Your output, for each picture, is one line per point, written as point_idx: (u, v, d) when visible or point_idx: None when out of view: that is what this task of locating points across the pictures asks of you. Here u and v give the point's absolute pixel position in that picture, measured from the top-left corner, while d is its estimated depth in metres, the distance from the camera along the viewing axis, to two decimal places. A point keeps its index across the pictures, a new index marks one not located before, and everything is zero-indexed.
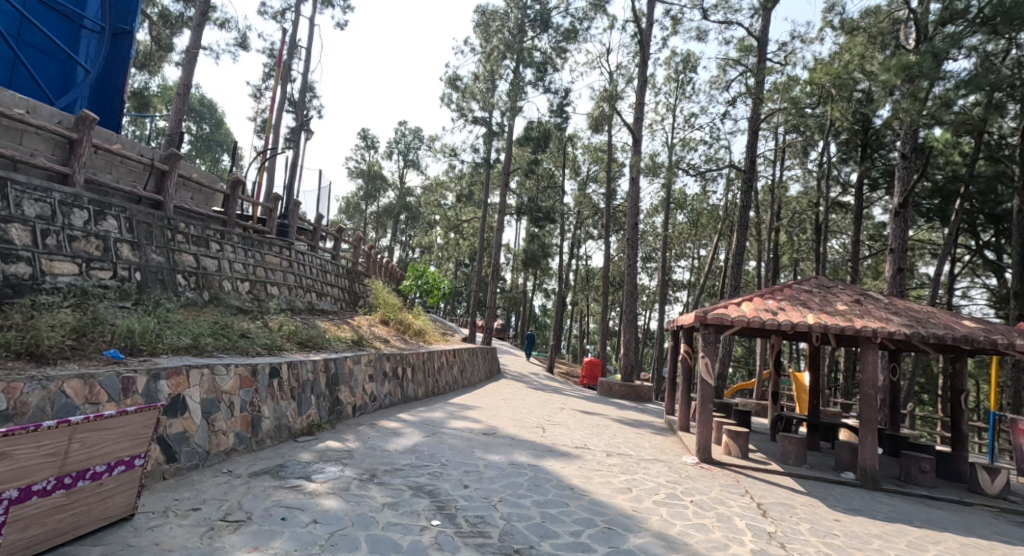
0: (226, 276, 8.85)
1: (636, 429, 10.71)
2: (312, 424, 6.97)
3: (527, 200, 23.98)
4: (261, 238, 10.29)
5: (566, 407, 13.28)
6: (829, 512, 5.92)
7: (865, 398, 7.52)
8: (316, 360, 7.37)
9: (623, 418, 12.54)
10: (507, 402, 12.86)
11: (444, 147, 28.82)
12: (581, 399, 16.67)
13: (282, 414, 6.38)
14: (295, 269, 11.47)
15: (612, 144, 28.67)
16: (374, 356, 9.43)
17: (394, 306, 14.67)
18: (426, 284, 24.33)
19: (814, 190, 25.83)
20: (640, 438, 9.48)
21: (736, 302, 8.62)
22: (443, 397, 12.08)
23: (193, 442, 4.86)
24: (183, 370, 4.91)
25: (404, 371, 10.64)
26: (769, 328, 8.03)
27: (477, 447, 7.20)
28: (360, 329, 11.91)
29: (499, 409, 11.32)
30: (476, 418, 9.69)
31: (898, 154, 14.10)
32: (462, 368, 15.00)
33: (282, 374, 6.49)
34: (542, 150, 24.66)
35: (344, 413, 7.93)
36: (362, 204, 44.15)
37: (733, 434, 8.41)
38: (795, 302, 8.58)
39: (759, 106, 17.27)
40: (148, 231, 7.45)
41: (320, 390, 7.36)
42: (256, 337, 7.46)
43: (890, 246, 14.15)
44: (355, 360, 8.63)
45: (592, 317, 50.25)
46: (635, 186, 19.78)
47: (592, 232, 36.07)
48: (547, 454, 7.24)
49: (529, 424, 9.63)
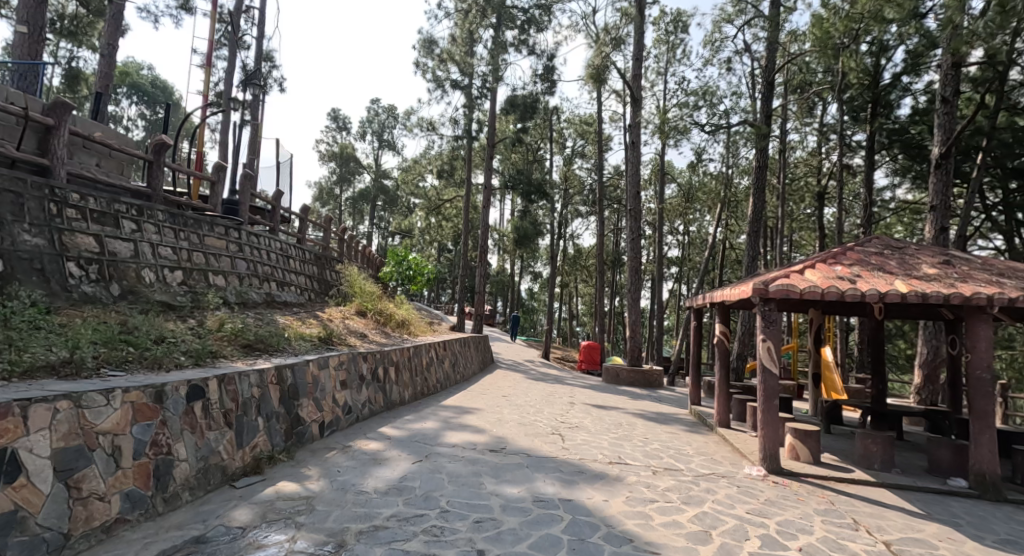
0: (146, 264, 6.85)
1: (666, 428, 9.01)
2: (260, 457, 5.12)
3: (514, 172, 22.09)
4: (198, 217, 8.27)
5: (576, 402, 11.53)
6: (984, 551, 4.28)
7: (980, 384, 5.82)
8: (262, 369, 5.48)
9: (644, 412, 10.85)
10: (510, 399, 11.11)
11: (421, 121, 26.71)
12: (587, 388, 15.00)
13: (210, 451, 4.48)
14: (247, 256, 9.45)
15: (602, 112, 26.75)
16: (347, 357, 7.56)
17: (373, 294, 12.76)
18: (409, 270, 22.45)
19: (818, 152, 24.25)
20: (679, 442, 7.78)
21: (797, 271, 6.87)
22: (434, 398, 10.27)
23: (32, 528, 2.96)
24: (15, 407, 3.00)
25: (385, 372, 8.80)
26: (848, 301, 6.28)
27: (486, 476, 5.39)
28: (331, 324, 9.99)
29: (504, 410, 9.56)
30: (478, 427, 7.90)
31: (936, 99, 12.30)
32: (454, 362, 13.21)
33: (210, 394, 4.61)
34: (528, 119, 22.72)
35: (308, 436, 6.09)
36: (336, 189, 41.82)
37: (801, 435, 6.71)
38: (871, 268, 6.87)
39: (773, 56, 15.53)
40: (17, 203, 5.45)
41: (272, 408, 5.52)
42: (180, 343, 5.55)
43: (929, 204, 12.46)
44: (322, 364, 6.80)
45: (581, 299, 48.74)
46: (634, 152, 17.90)
47: (581, 210, 34.32)
48: (578, 480, 5.47)
49: (542, 431, 7.82)
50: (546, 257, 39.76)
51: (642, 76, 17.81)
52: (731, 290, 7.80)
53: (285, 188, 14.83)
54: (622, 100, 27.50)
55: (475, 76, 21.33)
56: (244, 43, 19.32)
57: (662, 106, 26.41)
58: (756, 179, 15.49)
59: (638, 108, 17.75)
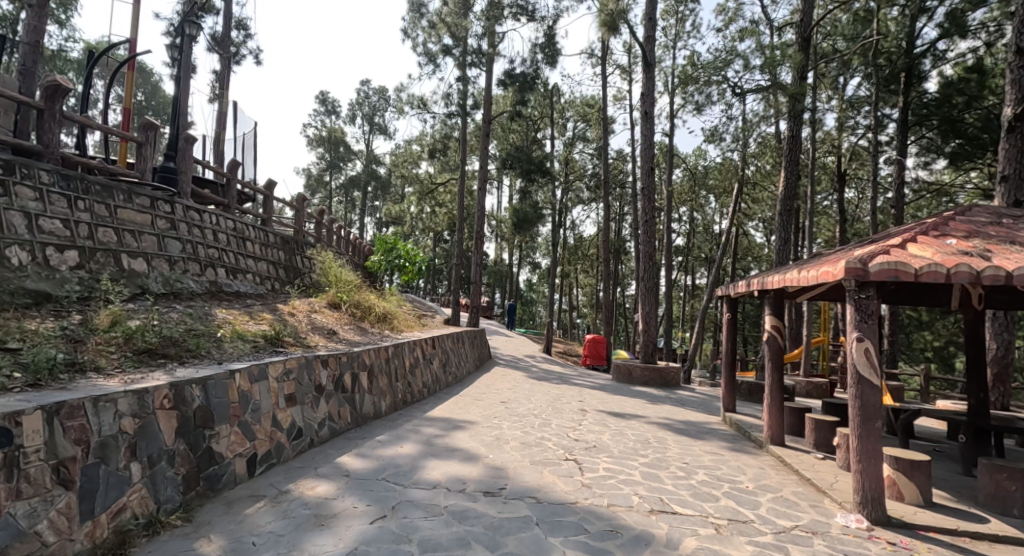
0: (14, 240, 5.07)
1: (704, 447, 7.24)
2: (129, 529, 3.31)
3: (512, 149, 20.31)
4: (109, 184, 6.43)
5: (587, 410, 9.77)
6: None
7: None
8: (144, 389, 3.66)
9: (669, 422, 9.13)
10: (510, 406, 9.36)
11: (412, 98, 24.78)
12: (598, 389, 13.29)
13: (14, 534, 2.71)
14: (184, 235, 7.60)
15: (606, 89, 24.90)
16: (297, 363, 5.77)
17: (350, 284, 11.04)
18: (399, 259, 20.60)
19: (841, 129, 22.40)
20: (730, 471, 6.04)
21: (896, 245, 5.10)
22: (419, 407, 8.59)
23: None
24: None
25: (355, 378, 7.09)
26: (985, 284, 4.50)
27: (476, 549, 3.59)
28: (291, 319, 8.24)
29: (503, 424, 7.79)
30: (470, 451, 6.12)
31: (1011, 50, 10.41)
32: (445, 362, 11.44)
33: (22, 438, 2.82)
34: (527, 94, 20.86)
35: (227, 479, 4.29)
36: (326, 176, 39.84)
37: (906, 468, 4.92)
38: (997, 240, 5.11)
39: (807, 12, 13.69)
40: None
41: (163, 446, 3.71)
42: (26, 348, 3.77)
43: (998, 174, 10.64)
44: (255, 376, 5.00)
45: (582, 289, 46.99)
46: (647, 124, 16.00)
47: (582, 196, 32.48)
48: (613, 550, 3.69)
49: (552, 457, 6.05)
50: (545, 246, 37.96)
51: (655, 37, 15.84)
52: (797, 274, 5.99)
53: (247, 167, 12.99)
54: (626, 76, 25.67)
55: (468, 43, 19.47)
56: (210, 7, 17.36)
57: (672, 82, 24.57)
58: (787, 153, 13.67)
59: (650, 77, 15.82)
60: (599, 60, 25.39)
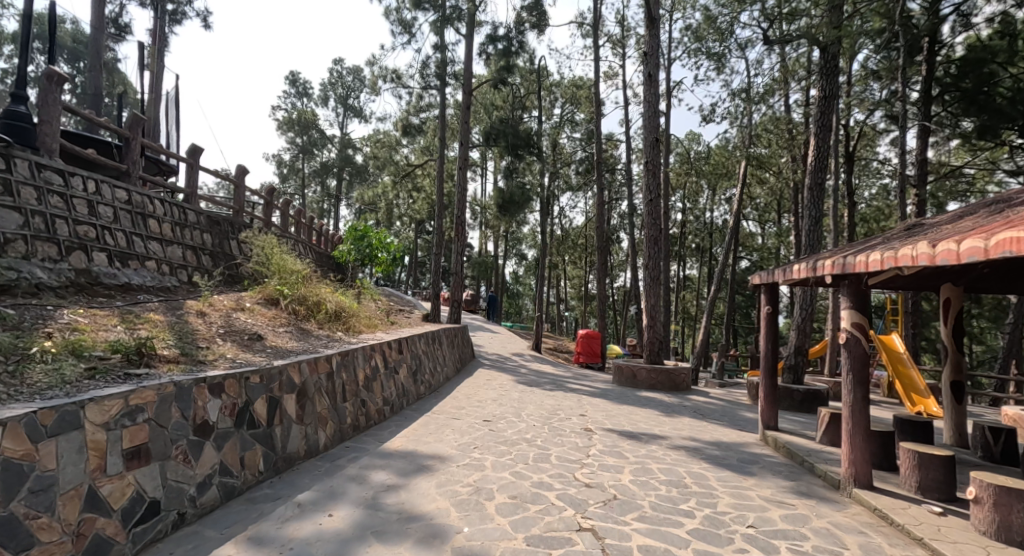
0: None
1: (763, 492, 5.24)
2: None
3: (497, 122, 18.18)
4: None
5: (593, 429, 7.71)
6: None
7: None
8: None
9: (700, 446, 7.14)
10: (494, 428, 7.27)
11: (385, 71, 22.53)
12: (599, 396, 11.28)
13: None
14: (26, 204, 5.41)
15: (597, 64, 22.77)
16: (157, 394, 3.63)
17: (297, 273, 8.94)
18: (370, 249, 18.32)
19: (852, 103, 20.59)
20: (821, 544, 4.04)
21: None
22: (374, 435, 6.50)
23: None
24: None
25: (275, 405, 4.97)
26: None
27: None
28: (197, 320, 6.12)
29: (485, 460, 5.70)
30: (435, 520, 4.05)
31: None
32: (416, 369, 9.39)
33: None
34: (512, 65, 18.70)
35: None
36: (299, 162, 37.27)
37: None
38: None
39: None
40: None
41: None
42: None
43: None
44: (48, 428, 2.86)
45: (571, 281, 45.01)
46: (651, 88, 13.92)
47: (571, 182, 30.36)
48: None
49: (557, 528, 4.02)
50: (532, 236, 35.90)
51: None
52: (919, 249, 4.00)
53: (172, 134, 10.73)
54: (619, 49, 23.64)
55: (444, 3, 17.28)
56: None
57: (670, 53, 22.56)
58: (817, 114, 11.68)
59: (655, 34, 13.74)
60: (589, 30, 23.31)
